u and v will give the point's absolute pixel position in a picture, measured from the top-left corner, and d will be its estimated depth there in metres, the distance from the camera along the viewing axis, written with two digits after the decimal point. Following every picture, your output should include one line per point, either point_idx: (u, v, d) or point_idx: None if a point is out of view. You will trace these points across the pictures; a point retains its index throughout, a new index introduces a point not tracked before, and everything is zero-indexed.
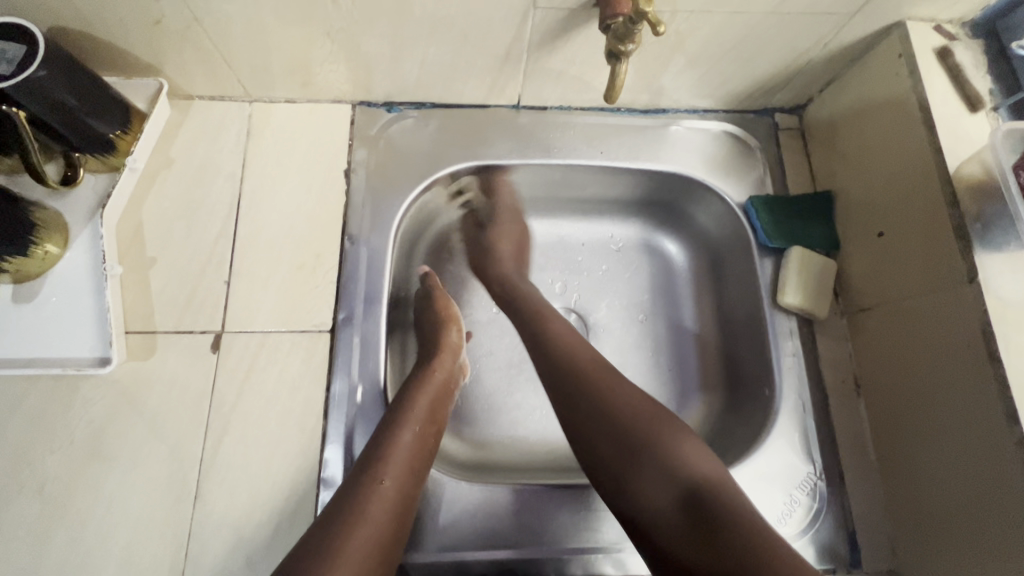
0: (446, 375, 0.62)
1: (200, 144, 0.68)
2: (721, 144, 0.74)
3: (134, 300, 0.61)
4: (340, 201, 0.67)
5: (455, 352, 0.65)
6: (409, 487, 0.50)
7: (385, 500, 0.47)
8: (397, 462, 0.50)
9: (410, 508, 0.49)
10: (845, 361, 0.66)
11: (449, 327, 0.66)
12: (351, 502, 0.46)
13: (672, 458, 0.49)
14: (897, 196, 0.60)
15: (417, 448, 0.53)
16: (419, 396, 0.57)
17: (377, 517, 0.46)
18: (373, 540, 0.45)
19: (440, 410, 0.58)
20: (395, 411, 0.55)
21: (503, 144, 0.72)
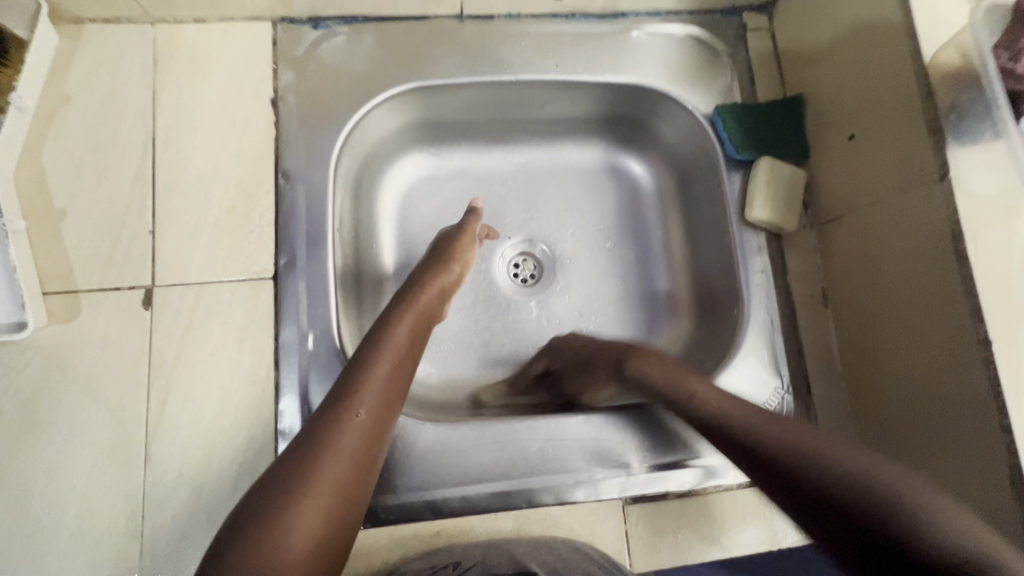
0: (428, 310, 0.59)
1: (99, 76, 0.59)
2: (686, 49, 0.68)
3: (48, 256, 0.55)
4: (269, 134, 0.61)
5: (443, 290, 0.61)
6: (385, 422, 0.49)
7: (358, 432, 0.46)
8: (375, 393, 0.49)
9: (385, 442, 0.49)
10: (814, 273, 0.64)
11: (449, 263, 0.63)
12: (322, 433, 0.45)
13: (839, 460, 0.40)
14: (870, 94, 0.56)
15: (396, 380, 0.51)
16: (401, 328, 0.55)
17: (350, 449, 0.45)
18: (346, 476, 0.45)
19: (421, 343, 0.56)
20: (377, 341, 0.53)
21: (448, 59, 0.65)
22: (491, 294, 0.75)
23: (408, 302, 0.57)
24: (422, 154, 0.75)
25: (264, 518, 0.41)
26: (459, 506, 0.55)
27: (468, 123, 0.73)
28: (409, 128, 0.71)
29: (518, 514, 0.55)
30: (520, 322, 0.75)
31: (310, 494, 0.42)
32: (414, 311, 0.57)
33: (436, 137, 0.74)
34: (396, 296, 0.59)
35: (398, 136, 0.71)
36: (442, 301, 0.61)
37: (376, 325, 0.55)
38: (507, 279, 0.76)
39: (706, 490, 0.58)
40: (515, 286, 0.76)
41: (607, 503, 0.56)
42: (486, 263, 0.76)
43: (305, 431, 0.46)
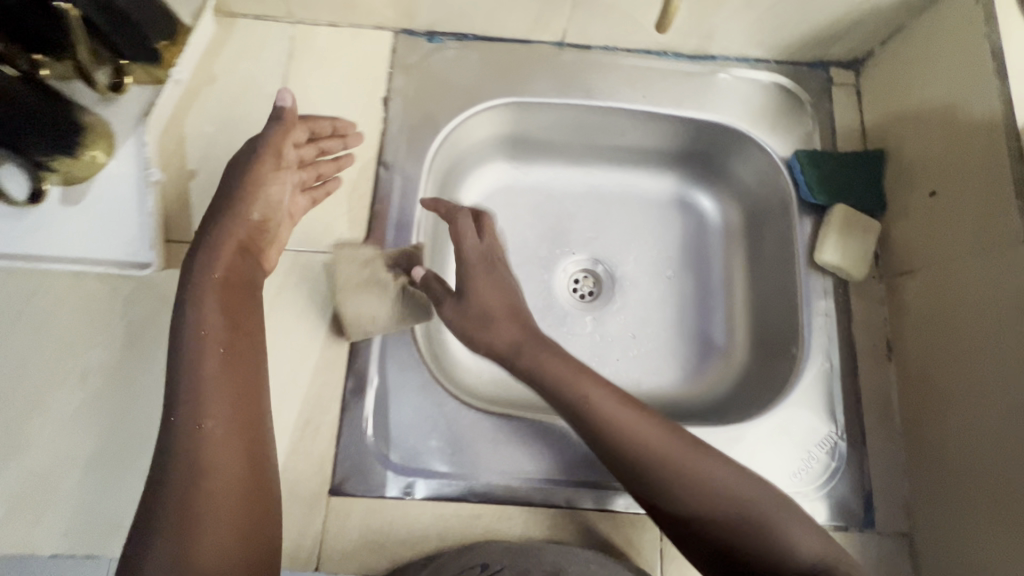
0: (234, 274, 0.53)
1: (242, 62, 0.68)
2: (770, 95, 0.72)
3: (175, 209, 0.63)
4: (376, 128, 0.67)
5: (247, 244, 0.54)
6: (237, 421, 0.48)
7: (217, 440, 0.46)
8: (216, 402, 0.47)
9: (256, 433, 0.49)
10: (880, 324, 0.64)
11: (251, 208, 0.55)
12: (181, 459, 0.45)
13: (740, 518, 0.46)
14: (957, 155, 0.57)
15: (232, 373, 0.49)
16: (208, 311, 0.50)
17: (218, 461, 0.46)
18: (234, 485, 0.46)
19: (241, 314, 0.52)
20: (188, 342, 0.49)
21: (546, 80, 0.71)
22: (550, 304, 0.79)
23: (202, 278, 0.50)
24: (504, 165, 0.80)
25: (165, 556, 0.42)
26: (502, 494, 0.57)
27: (550, 142, 0.78)
28: (496, 140, 0.77)
29: (556, 512, 0.57)
30: (574, 335, 0.78)
31: (205, 522, 0.43)
32: (214, 285, 0.51)
33: (519, 151, 0.79)
34: (188, 271, 0.51)
35: (487, 146, 0.77)
36: (250, 256, 0.55)
37: (177, 321, 0.50)
38: (567, 292, 0.80)
39: None
40: (573, 300, 0.80)
41: (644, 518, 0.57)
42: (548, 274, 0.80)
43: (161, 473, 0.45)
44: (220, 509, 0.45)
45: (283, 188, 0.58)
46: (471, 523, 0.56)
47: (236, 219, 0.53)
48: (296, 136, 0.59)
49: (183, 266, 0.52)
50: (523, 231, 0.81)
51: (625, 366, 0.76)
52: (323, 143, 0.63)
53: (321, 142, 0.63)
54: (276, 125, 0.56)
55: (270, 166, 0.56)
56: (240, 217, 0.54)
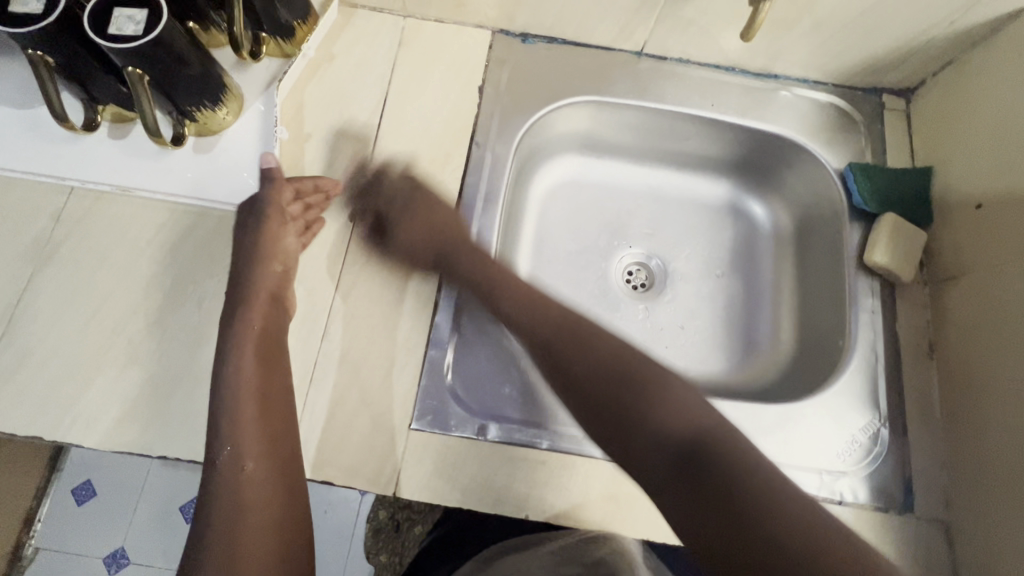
0: (268, 323, 0.60)
1: (357, 46, 0.76)
2: (826, 114, 0.79)
3: (290, 165, 0.70)
4: (471, 111, 0.75)
5: (274, 294, 0.61)
6: (274, 457, 0.55)
7: (256, 478, 0.53)
8: (251, 441, 0.54)
9: (293, 466, 0.56)
10: (923, 325, 0.69)
11: (268, 265, 0.62)
12: (224, 497, 0.52)
13: (664, 420, 0.53)
14: (1004, 171, 0.63)
15: (267, 413, 0.56)
16: (245, 360, 0.57)
17: (257, 497, 0.53)
18: (269, 513, 0.53)
19: (274, 359, 0.59)
20: (228, 389, 0.56)
21: (624, 84, 0.78)
22: (606, 290, 0.85)
23: (242, 329, 0.58)
24: (573, 160, 0.87)
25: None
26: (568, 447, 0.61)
27: (618, 142, 0.86)
28: (570, 135, 0.84)
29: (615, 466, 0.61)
30: (626, 320, 0.83)
31: (245, 544, 0.51)
32: (252, 336, 0.58)
33: (589, 148, 0.87)
34: (231, 324, 0.59)
35: (561, 140, 0.84)
36: (281, 302, 0.62)
37: (220, 368, 0.57)
38: (621, 281, 0.86)
39: None
40: (628, 290, 0.85)
41: None
42: (606, 263, 0.86)
43: (206, 501, 0.52)
44: (259, 540, 0.51)
45: (293, 241, 0.64)
46: (538, 468, 0.60)
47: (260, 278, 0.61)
48: (287, 194, 0.65)
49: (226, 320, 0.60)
50: (586, 222, 0.88)
51: (674, 353, 0.81)
52: (310, 199, 0.66)
53: (308, 199, 0.66)
54: (268, 184, 0.65)
55: (277, 223, 0.63)
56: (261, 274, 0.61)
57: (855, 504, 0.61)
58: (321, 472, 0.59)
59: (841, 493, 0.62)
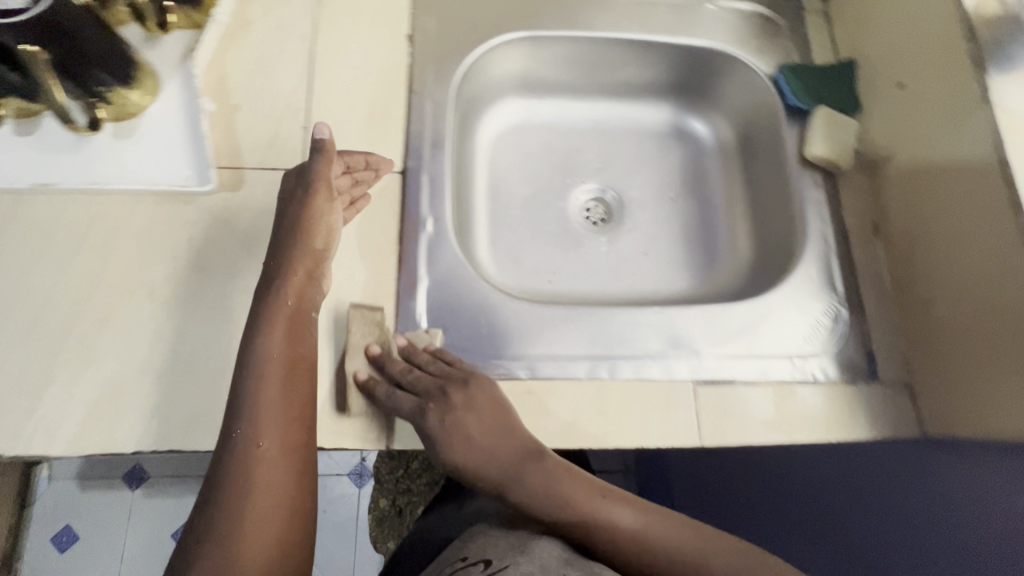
0: (303, 302, 0.57)
1: (274, 7, 0.73)
2: (753, 22, 0.80)
3: (223, 138, 0.67)
4: (404, 60, 0.72)
5: (310, 273, 0.58)
6: (293, 440, 0.51)
7: (271, 461, 0.50)
8: (271, 421, 0.51)
9: (308, 447, 0.52)
10: (867, 208, 0.72)
11: (307, 241, 0.59)
12: (236, 475, 0.49)
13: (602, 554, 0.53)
14: (919, 47, 0.66)
15: (290, 395, 0.53)
16: (274, 338, 0.54)
17: (268, 480, 0.49)
18: (279, 498, 0.49)
19: (303, 339, 0.56)
20: (255, 364, 0.53)
21: (553, 16, 0.77)
22: (567, 227, 0.86)
23: (275, 307, 0.55)
24: (516, 103, 0.87)
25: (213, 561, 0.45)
26: (551, 373, 0.62)
27: (557, 79, 0.85)
28: (509, 77, 0.83)
29: (600, 384, 0.62)
30: (591, 254, 0.84)
31: (249, 529, 0.47)
32: (284, 313, 0.56)
33: (529, 90, 0.86)
34: (263, 301, 0.56)
35: (500, 84, 0.84)
36: (316, 280, 0.59)
37: (246, 343, 0.54)
38: (580, 216, 0.86)
39: (768, 381, 0.64)
40: (588, 225, 0.86)
41: (680, 383, 0.63)
42: (563, 202, 0.87)
43: (217, 478, 0.49)
44: (265, 524, 0.48)
45: (337, 217, 0.62)
46: (527, 400, 0.61)
47: (297, 254, 0.58)
48: (335, 169, 0.62)
49: (258, 288, 0.58)
50: (537, 164, 0.88)
51: (642, 278, 0.83)
52: (356, 174, 0.64)
53: (354, 174, 0.65)
54: (320, 158, 0.60)
55: (325, 197, 0.60)
56: (302, 249, 0.58)
57: (826, 382, 0.65)
58: None
59: (812, 373, 0.65)
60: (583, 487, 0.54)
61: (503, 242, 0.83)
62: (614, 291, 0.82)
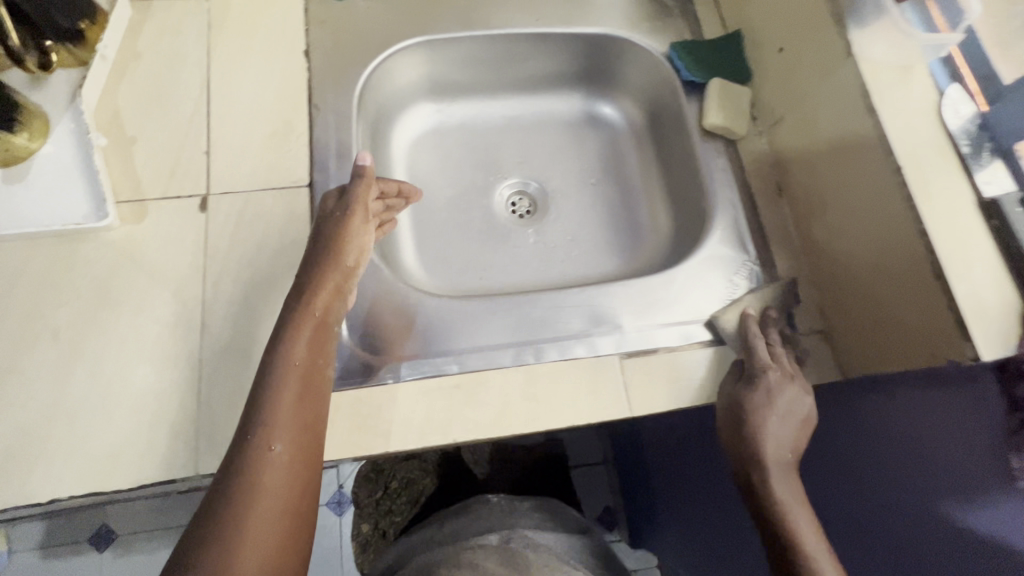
0: (329, 313, 0.59)
1: (164, 37, 0.72)
2: (643, 6, 0.83)
3: (121, 172, 0.66)
4: (302, 76, 0.73)
5: (338, 288, 0.60)
6: (305, 446, 0.51)
7: (278, 464, 0.49)
8: (285, 425, 0.51)
9: (315, 455, 0.52)
10: (768, 169, 0.75)
11: (342, 256, 0.61)
12: (244, 474, 0.48)
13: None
14: (789, 11, 0.69)
15: (305, 402, 0.53)
16: (297, 345, 0.55)
17: (275, 483, 0.48)
18: (281, 501, 0.48)
19: (324, 349, 0.57)
20: (274, 367, 0.53)
21: (449, 19, 0.79)
22: (492, 223, 0.86)
23: (303, 314, 0.57)
24: (427, 108, 0.88)
25: (210, 558, 0.44)
26: (476, 364, 0.63)
27: (464, 80, 0.87)
28: (416, 83, 0.84)
29: (526, 370, 0.63)
30: (519, 246, 0.85)
31: (249, 537, 0.45)
32: (311, 322, 0.57)
33: (439, 93, 0.87)
34: (291, 306, 0.58)
35: (408, 90, 0.84)
36: (343, 295, 0.61)
37: (271, 347, 0.55)
38: (505, 210, 0.88)
39: (692, 345, 0.66)
40: (513, 219, 0.87)
41: (605, 358, 0.64)
42: (487, 199, 0.88)
43: (225, 476, 0.48)
44: (263, 526, 0.46)
45: (367, 237, 0.65)
46: (454, 394, 0.61)
47: (332, 267, 0.60)
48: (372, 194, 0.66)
49: (290, 294, 0.59)
50: (457, 165, 0.88)
51: (571, 264, 0.84)
52: (389, 200, 0.73)
53: (387, 200, 0.73)
54: (360, 183, 0.63)
55: (360, 220, 0.63)
56: (336, 262, 0.60)
57: None
58: None
59: None
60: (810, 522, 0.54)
61: (429, 245, 0.83)
62: (545, 280, 0.83)
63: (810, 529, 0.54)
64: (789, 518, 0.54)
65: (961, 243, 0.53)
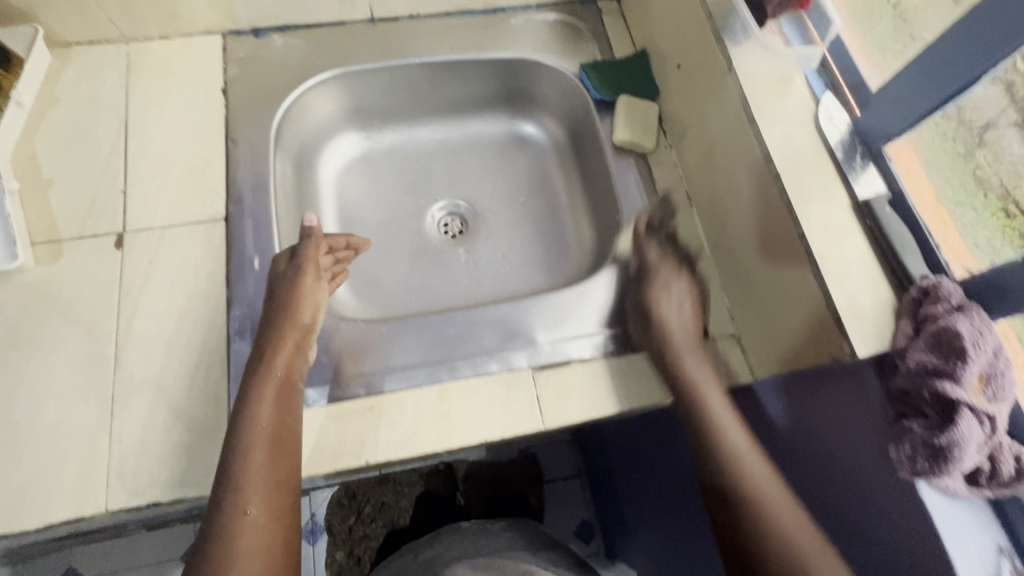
0: (291, 369, 0.60)
1: (83, 82, 0.74)
2: (555, 30, 0.86)
3: (36, 214, 0.67)
4: (220, 113, 0.75)
5: (298, 345, 0.62)
6: (278, 508, 0.54)
7: (254, 526, 0.52)
8: (258, 489, 0.53)
9: (288, 514, 0.55)
10: (678, 180, 0.78)
11: (298, 312, 0.64)
12: (221, 539, 0.51)
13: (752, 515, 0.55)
14: (682, 29, 0.72)
15: (276, 463, 0.55)
16: (263, 407, 0.57)
17: (253, 545, 0.51)
18: (261, 563, 0.51)
19: (291, 406, 0.59)
20: (244, 431, 0.55)
21: (365, 51, 0.82)
22: (423, 245, 0.88)
23: (266, 374, 0.59)
24: (355, 136, 0.90)
25: None
26: (391, 387, 0.64)
27: (389, 108, 0.89)
28: (340, 113, 0.87)
29: (440, 388, 0.64)
30: (450, 266, 0.87)
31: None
32: (275, 381, 0.59)
33: (366, 122, 0.90)
34: (254, 367, 0.60)
35: (333, 120, 0.87)
36: (303, 351, 0.63)
37: (238, 410, 0.57)
38: (436, 233, 0.89)
39: (605, 355, 0.67)
40: (445, 239, 0.89)
41: (519, 371, 0.65)
42: (417, 221, 0.89)
43: (204, 544, 0.51)
44: None
45: (323, 291, 0.67)
46: (367, 415, 0.62)
47: (290, 323, 0.62)
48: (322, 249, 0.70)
49: (251, 355, 0.61)
50: (387, 190, 0.90)
51: (501, 281, 0.86)
52: (340, 254, 0.75)
53: (337, 253, 0.75)
54: (309, 241, 0.68)
55: (312, 277, 0.66)
56: (292, 320, 0.63)
57: None
58: (144, 496, 0.57)
59: None
60: (761, 469, 0.58)
61: (359, 269, 0.85)
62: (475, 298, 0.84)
63: (719, 404, 0.62)
64: (704, 400, 0.62)
65: (835, 244, 0.56)
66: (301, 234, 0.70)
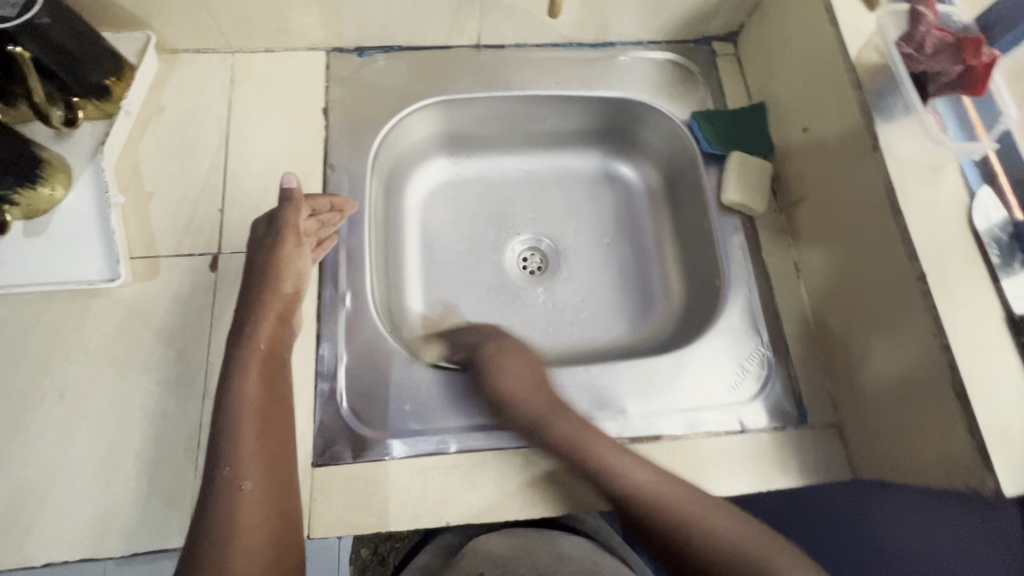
0: (274, 343, 0.59)
1: (187, 91, 0.73)
2: (664, 70, 0.82)
3: (137, 227, 0.67)
4: (319, 136, 0.73)
5: (281, 314, 0.61)
6: (275, 478, 0.53)
7: (253, 499, 0.52)
8: (251, 462, 0.52)
9: (289, 489, 0.54)
10: (785, 248, 0.73)
11: (279, 282, 0.62)
12: (216, 513, 0.50)
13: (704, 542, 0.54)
14: (814, 92, 0.67)
15: (268, 438, 0.55)
16: (250, 381, 0.56)
17: (253, 518, 0.51)
18: (261, 534, 0.51)
19: (278, 378, 0.58)
20: (229, 408, 0.54)
21: (467, 79, 0.79)
22: (502, 280, 0.84)
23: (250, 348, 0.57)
24: (443, 161, 0.88)
25: None
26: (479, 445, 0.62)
27: (482, 135, 0.86)
28: (432, 138, 0.84)
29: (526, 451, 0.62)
30: (528, 305, 0.83)
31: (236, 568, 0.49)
32: (259, 355, 0.58)
33: (455, 148, 0.87)
34: (234, 343, 0.58)
35: (424, 145, 0.85)
36: (287, 323, 0.61)
37: (223, 388, 0.56)
38: (516, 269, 0.85)
39: (698, 434, 0.64)
40: (524, 276, 0.85)
41: None
42: (499, 254, 0.86)
43: (200, 520, 0.50)
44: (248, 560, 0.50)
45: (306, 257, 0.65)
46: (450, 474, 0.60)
47: (270, 294, 0.61)
48: (303, 214, 0.64)
49: (232, 329, 0.59)
50: (470, 219, 0.87)
51: (579, 328, 0.82)
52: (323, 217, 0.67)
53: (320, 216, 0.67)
54: (292, 206, 0.63)
55: (293, 244, 0.63)
56: (273, 291, 0.61)
57: (756, 430, 0.65)
58: None
59: (742, 422, 0.65)
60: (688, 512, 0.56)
61: (438, 302, 0.82)
62: (552, 343, 0.81)
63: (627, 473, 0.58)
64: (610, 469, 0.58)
65: (985, 360, 0.51)
66: (280, 196, 0.64)
